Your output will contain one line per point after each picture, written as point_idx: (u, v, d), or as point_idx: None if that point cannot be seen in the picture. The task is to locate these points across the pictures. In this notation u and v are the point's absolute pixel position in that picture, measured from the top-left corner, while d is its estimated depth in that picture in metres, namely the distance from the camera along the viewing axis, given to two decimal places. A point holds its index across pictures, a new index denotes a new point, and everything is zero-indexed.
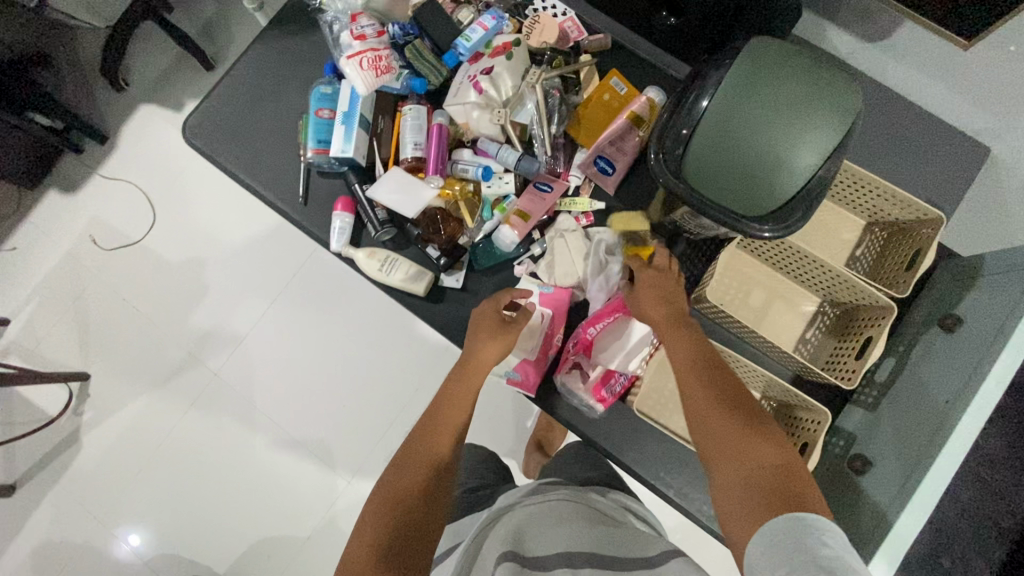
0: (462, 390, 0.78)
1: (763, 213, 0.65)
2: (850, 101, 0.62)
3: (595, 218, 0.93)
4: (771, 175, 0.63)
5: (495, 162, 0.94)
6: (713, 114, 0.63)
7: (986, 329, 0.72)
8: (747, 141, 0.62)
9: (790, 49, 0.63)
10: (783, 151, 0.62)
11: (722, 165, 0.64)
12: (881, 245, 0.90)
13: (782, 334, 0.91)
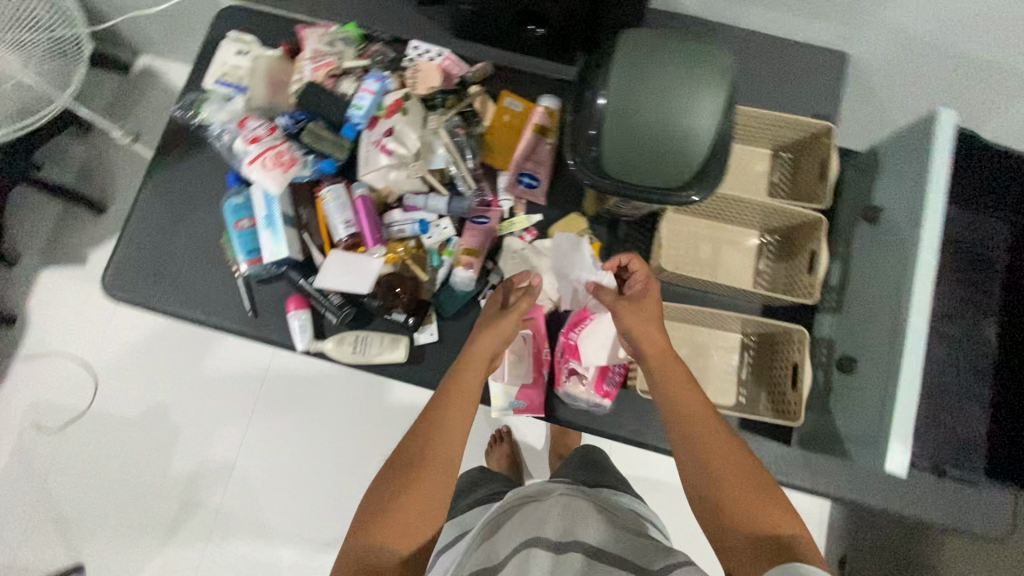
0: (472, 380, 0.73)
1: (687, 183, 0.70)
2: (724, 66, 0.68)
3: (537, 230, 0.97)
4: (680, 148, 0.67)
5: (427, 212, 0.94)
6: (612, 110, 0.67)
7: (903, 209, 0.80)
8: (650, 126, 0.67)
9: (659, 37, 0.69)
10: (684, 125, 0.67)
11: (638, 156, 0.69)
12: (789, 167, 0.98)
13: (738, 275, 0.96)
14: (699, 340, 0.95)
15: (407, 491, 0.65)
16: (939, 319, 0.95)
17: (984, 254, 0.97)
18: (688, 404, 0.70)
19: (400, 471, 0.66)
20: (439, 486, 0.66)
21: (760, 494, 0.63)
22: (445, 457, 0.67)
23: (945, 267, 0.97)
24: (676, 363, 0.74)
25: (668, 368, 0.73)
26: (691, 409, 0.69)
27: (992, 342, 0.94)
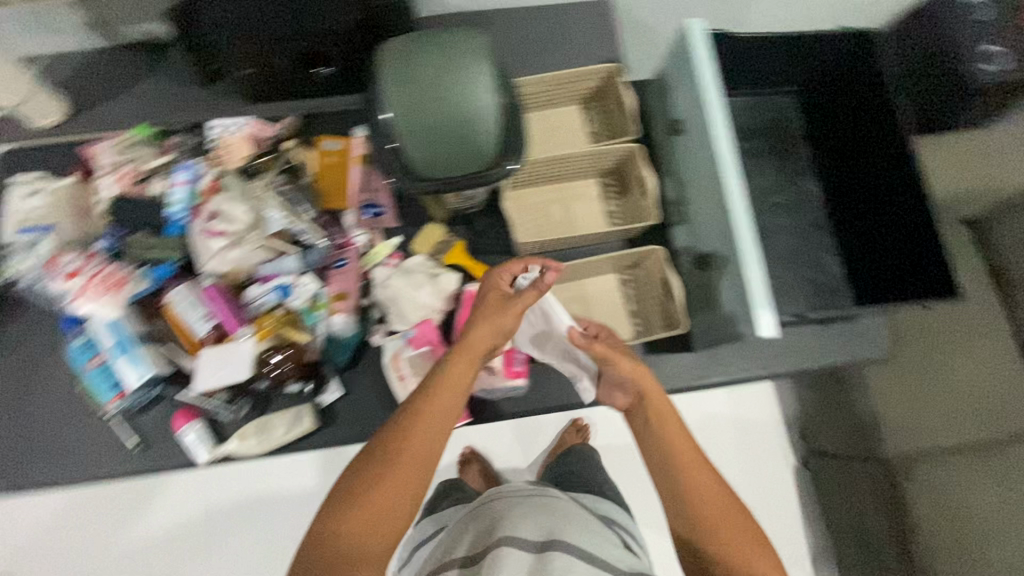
0: (461, 366, 0.64)
1: (498, 157, 0.73)
2: (479, 43, 0.72)
3: (401, 252, 0.97)
4: (475, 130, 0.71)
5: (285, 275, 0.92)
6: (400, 123, 0.70)
7: (694, 114, 0.88)
8: (439, 122, 0.70)
9: (411, 42, 0.72)
10: (467, 110, 0.70)
11: (441, 150, 0.71)
12: (598, 115, 1.07)
13: (594, 222, 1.03)
14: (584, 291, 1.00)
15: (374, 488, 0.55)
16: (769, 190, 1.05)
17: (782, 122, 1.08)
18: (682, 446, 0.60)
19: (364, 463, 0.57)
20: (414, 479, 0.56)
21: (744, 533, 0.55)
22: (424, 447, 0.58)
23: (757, 146, 1.07)
24: (670, 403, 0.65)
25: (665, 416, 0.63)
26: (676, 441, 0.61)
27: (818, 191, 1.04)
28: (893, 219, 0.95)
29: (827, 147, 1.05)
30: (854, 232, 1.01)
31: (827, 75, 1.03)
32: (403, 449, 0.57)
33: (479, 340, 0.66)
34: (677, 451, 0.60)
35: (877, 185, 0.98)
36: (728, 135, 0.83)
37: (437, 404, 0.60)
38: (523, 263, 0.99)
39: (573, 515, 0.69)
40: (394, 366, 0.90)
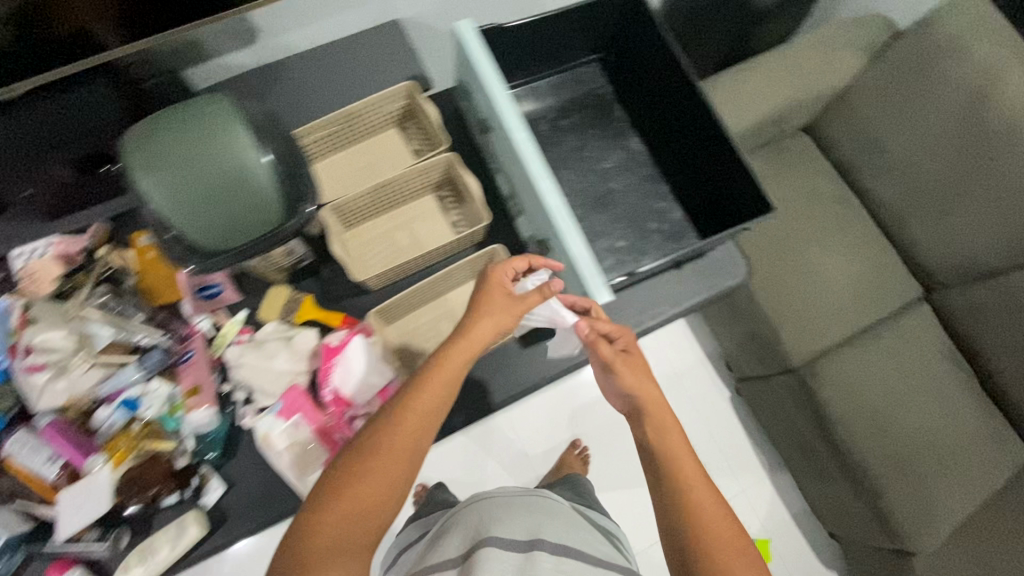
0: (460, 363, 0.69)
1: (285, 213, 0.73)
2: (223, 106, 0.68)
3: (251, 325, 0.94)
4: (258, 196, 0.69)
5: (131, 387, 0.87)
6: (179, 218, 0.68)
7: (493, 112, 0.89)
8: (218, 203, 0.68)
9: (149, 129, 0.67)
10: (241, 180, 0.68)
11: (224, 225, 0.70)
12: (412, 130, 1.06)
13: (439, 236, 1.02)
14: (449, 304, 0.98)
15: (372, 472, 0.61)
16: (597, 157, 1.08)
17: (591, 92, 1.12)
18: (676, 457, 0.68)
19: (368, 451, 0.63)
20: (408, 462, 0.63)
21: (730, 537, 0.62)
22: (412, 431, 0.64)
23: (574, 119, 1.10)
24: (668, 415, 0.73)
25: (660, 427, 0.72)
26: (682, 465, 0.67)
27: (640, 147, 1.09)
28: (706, 165, 0.98)
29: (638, 103, 1.09)
30: (680, 178, 1.05)
31: (616, 37, 1.06)
32: (400, 437, 0.63)
33: (480, 341, 0.70)
34: (672, 459, 0.68)
35: (684, 134, 1.00)
36: (521, 123, 0.85)
37: (429, 399, 0.66)
38: (379, 297, 0.96)
39: (561, 513, 0.85)
40: (269, 444, 0.85)
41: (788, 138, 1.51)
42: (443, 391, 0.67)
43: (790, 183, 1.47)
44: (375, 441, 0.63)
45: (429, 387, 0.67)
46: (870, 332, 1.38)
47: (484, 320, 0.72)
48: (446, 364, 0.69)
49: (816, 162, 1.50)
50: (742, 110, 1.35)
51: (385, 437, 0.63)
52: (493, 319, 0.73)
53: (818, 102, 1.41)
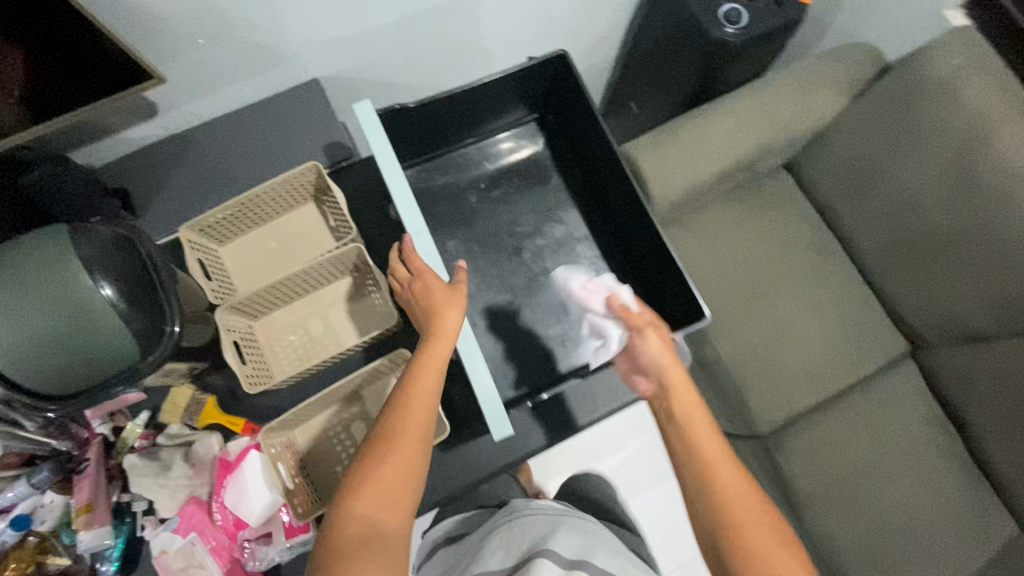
0: (439, 354, 0.68)
1: (140, 345, 0.66)
2: (52, 242, 0.63)
3: (154, 427, 0.89)
4: (99, 336, 0.64)
5: (22, 502, 0.83)
6: (17, 370, 0.62)
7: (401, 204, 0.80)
8: (54, 351, 0.62)
9: None
10: (77, 323, 0.63)
11: (68, 366, 0.64)
12: (324, 209, 0.98)
13: (355, 326, 0.94)
14: (364, 402, 0.89)
15: (391, 465, 0.60)
16: (530, 232, 1.01)
17: (527, 159, 1.05)
18: (712, 449, 0.64)
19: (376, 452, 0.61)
20: (420, 451, 0.62)
21: (770, 537, 0.59)
22: (412, 425, 0.62)
23: (506, 188, 1.02)
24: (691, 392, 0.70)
25: (691, 416, 0.67)
26: (698, 434, 0.66)
27: (578, 222, 1.03)
28: (645, 247, 0.94)
29: (579, 170, 1.04)
30: (624, 257, 1.01)
31: (552, 100, 1.01)
32: (405, 430, 0.61)
33: (450, 331, 0.69)
34: (709, 453, 0.63)
35: (623, 212, 0.96)
36: (421, 224, 0.79)
37: (423, 387, 0.64)
38: (288, 394, 0.90)
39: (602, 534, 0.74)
40: (162, 562, 0.81)
41: (765, 177, 1.39)
42: (434, 377, 0.66)
43: (764, 229, 1.36)
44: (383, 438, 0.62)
45: (416, 380, 0.65)
46: (845, 395, 1.28)
47: (449, 309, 0.71)
48: (423, 355, 0.67)
49: (793, 205, 1.38)
50: (711, 155, 1.23)
51: (391, 428, 0.62)
52: (455, 303, 0.72)
53: (792, 144, 1.30)
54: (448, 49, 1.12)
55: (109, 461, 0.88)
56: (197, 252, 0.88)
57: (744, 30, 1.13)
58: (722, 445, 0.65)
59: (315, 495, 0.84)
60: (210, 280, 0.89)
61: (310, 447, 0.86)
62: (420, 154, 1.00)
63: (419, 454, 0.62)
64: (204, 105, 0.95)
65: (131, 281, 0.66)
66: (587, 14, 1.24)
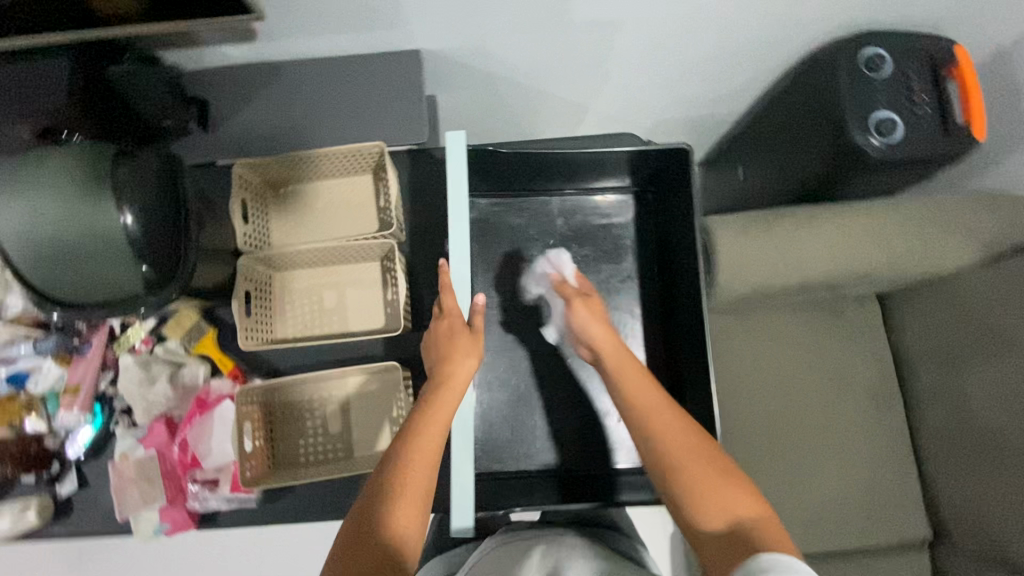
0: (447, 406, 0.69)
1: (144, 279, 0.67)
2: (90, 161, 0.65)
3: (155, 335, 0.91)
4: (109, 259, 0.65)
5: (26, 360, 0.90)
6: (36, 271, 0.65)
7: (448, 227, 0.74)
8: (66, 261, 0.65)
9: (15, 175, 0.65)
10: (92, 243, 0.64)
11: (70, 273, 0.65)
12: (378, 187, 0.95)
13: (366, 314, 0.92)
14: (347, 392, 0.89)
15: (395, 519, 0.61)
16: None
17: (606, 228, 0.95)
18: (647, 405, 0.71)
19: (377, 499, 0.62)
20: (420, 505, 0.62)
21: (712, 472, 0.65)
22: (414, 479, 0.63)
23: (566, 232, 0.95)
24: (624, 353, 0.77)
25: (626, 372, 0.74)
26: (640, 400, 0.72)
27: (632, 300, 0.93)
28: (690, 353, 0.86)
29: (654, 245, 0.94)
30: (664, 352, 0.92)
31: (658, 181, 0.92)
32: (408, 485, 0.63)
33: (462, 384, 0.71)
34: (648, 404, 0.71)
35: (681, 305, 0.88)
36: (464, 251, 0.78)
37: (428, 438, 0.66)
38: (281, 358, 0.89)
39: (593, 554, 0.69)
40: (119, 467, 0.85)
41: (851, 301, 1.24)
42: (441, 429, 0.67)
43: (827, 357, 1.22)
44: (387, 487, 0.63)
45: (423, 430, 0.67)
46: (838, 558, 1.16)
47: (462, 360, 0.73)
48: (432, 407, 0.69)
49: (869, 342, 1.22)
50: (798, 264, 1.10)
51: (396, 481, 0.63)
52: (471, 354, 0.74)
53: (893, 280, 1.14)
54: (562, 60, 1.03)
55: (106, 351, 0.90)
56: (243, 190, 0.89)
57: (891, 147, 1.00)
58: (657, 394, 0.72)
59: (271, 462, 0.87)
60: (247, 224, 0.89)
61: (281, 412, 0.88)
62: (500, 186, 0.93)
63: (419, 510, 0.62)
64: (298, 46, 0.91)
65: (160, 221, 0.67)
66: (724, 66, 1.11)
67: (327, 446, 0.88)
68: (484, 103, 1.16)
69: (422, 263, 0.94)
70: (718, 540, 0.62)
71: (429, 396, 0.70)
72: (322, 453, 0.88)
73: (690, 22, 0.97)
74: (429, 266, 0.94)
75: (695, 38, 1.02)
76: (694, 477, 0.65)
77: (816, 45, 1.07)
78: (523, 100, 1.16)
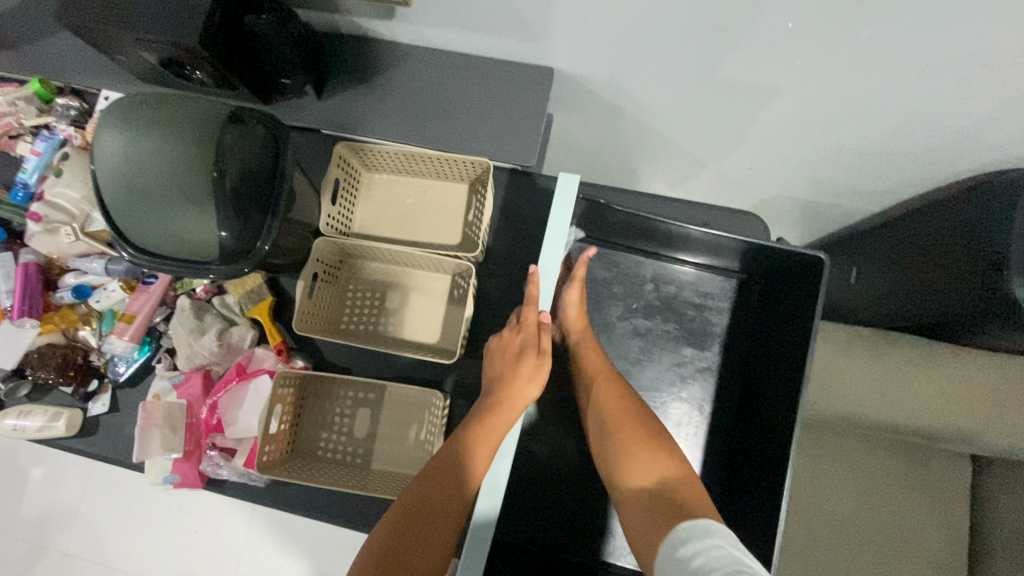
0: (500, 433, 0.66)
1: (219, 247, 0.64)
2: (204, 117, 0.64)
3: (216, 288, 0.90)
4: (193, 218, 0.63)
5: (94, 276, 0.91)
6: (124, 211, 0.64)
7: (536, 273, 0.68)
8: (152, 207, 0.63)
9: (130, 111, 0.64)
10: (183, 199, 0.63)
11: (157, 216, 0.63)
12: (471, 200, 0.91)
13: (423, 327, 0.88)
14: (382, 400, 0.85)
15: (431, 543, 0.60)
16: (642, 362, 0.85)
17: (700, 311, 0.85)
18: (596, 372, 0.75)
19: (416, 516, 0.61)
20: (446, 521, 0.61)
21: (645, 447, 0.68)
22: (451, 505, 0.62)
23: (652, 302, 0.86)
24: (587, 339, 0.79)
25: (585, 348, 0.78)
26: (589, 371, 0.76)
27: (703, 395, 0.84)
28: (752, 477, 0.76)
29: (745, 342, 0.84)
30: (723, 461, 0.82)
31: (770, 278, 0.80)
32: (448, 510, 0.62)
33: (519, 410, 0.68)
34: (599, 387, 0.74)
35: (760, 423, 0.77)
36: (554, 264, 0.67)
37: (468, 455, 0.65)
38: (329, 346, 0.87)
39: None
40: (148, 407, 0.84)
41: (944, 453, 1.08)
42: (492, 452, 0.66)
43: (899, 510, 1.06)
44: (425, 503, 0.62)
45: (473, 457, 0.65)
46: None
47: (519, 381, 0.71)
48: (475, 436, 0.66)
49: (948, 508, 1.06)
50: (892, 401, 0.98)
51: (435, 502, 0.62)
52: (532, 383, 0.71)
53: (1000, 450, 0.98)
54: (699, 111, 0.94)
55: (170, 288, 0.91)
56: (339, 169, 0.86)
57: None
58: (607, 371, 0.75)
59: (289, 449, 0.84)
60: (334, 205, 0.86)
61: (316, 400, 0.86)
62: (595, 235, 0.86)
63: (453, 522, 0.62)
64: (431, 34, 0.86)
65: (254, 193, 0.66)
66: (878, 160, 0.98)
67: (348, 449, 0.85)
68: (600, 134, 1.08)
69: (495, 291, 0.88)
70: (648, 505, 0.62)
71: (484, 418, 0.68)
72: (341, 454, 0.85)
73: (856, 109, 0.86)
74: (501, 296, 0.88)
75: (856, 126, 0.90)
76: (631, 455, 0.67)
77: (992, 168, 0.92)
78: (640, 140, 1.07)
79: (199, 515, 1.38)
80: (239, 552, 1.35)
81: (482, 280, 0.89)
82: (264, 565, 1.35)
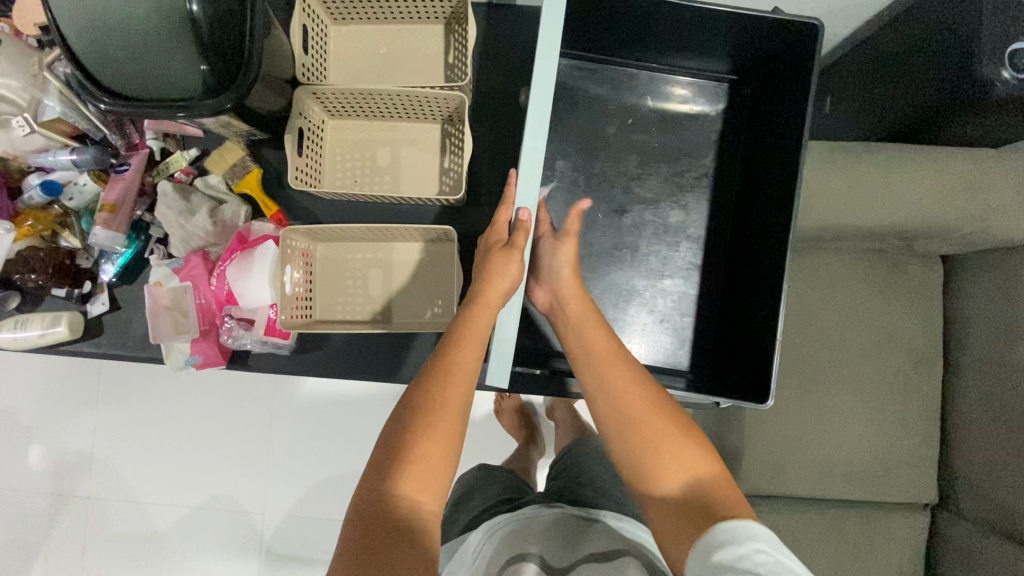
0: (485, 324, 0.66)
1: (205, 86, 0.62)
2: None
3: (197, 168, 0.87)
4: (176, 60, 0.61)
5: (61, 172, 0.85)
6: (94, 56, 0.60)
7: (541, 67, 0.63)
8: (127, 49, 0.60)
9: None
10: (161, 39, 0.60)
11: (136, 58, 0.60)
12: (448, 41, 0.86)
13: (420, 177, 0.87)
14: (391, 254, 0.86)
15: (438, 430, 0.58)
16: (640, 178, 0.86)
17: (693, 120, 0.86)
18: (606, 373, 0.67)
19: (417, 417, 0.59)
20: (450, 436, 0.59)
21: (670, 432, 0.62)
22: (466, 389, 0.62)
23: (646, 117, 0.86)
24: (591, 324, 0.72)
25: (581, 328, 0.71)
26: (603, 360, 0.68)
27: (700, 202, 0.86)
28: (755, 264, 0.79)
29: (739, 146, 0.86)
30: (726, 261, 0.86)
31: (761, 73, 0.82)
32: (453, 394, 0.60)
33: (500, 301, 0.66)
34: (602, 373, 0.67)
35: (756, 216, 0.80)
36: (554, 56, 0.63)
37: (464, 358, 0.63)
38: (328, 207, 0.85)
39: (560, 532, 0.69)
40: (153, 293, 0.82)
41: (918, 256, 1.15)
42: (473, 355, 0.64)
43: (882, 312, 1.13)
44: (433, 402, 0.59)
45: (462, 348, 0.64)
46: (865, 505, 1.11)
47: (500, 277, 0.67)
48: (470, 323, 0.65)
49: (923, 306, 1.13)
50: (873, 206, 1.03)
51: (442, 383, 0.61)
52: (513, 261, 0.67)
53: (974, 240, 1.04)
54: None
55: (145, 177, 0.87)
56: (306, 16, 0.80)
57: None
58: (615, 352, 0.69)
59: (309, 312, 0.84)
60: (305, 54, 0.81)
61: (325, 263, 0.86)
62: (583, 54, 0.85)
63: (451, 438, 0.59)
64: None
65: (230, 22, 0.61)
66: None
67: (366, 307, 0.86)
68: None
69: (485, 133, 0.87)
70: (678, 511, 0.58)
71: (469, 311, 0.66)
72: (360, 312, 0.86)
73: None
74: (492, 136, 0.87)
75: None
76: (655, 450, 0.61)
77: None
78: None
79: (216, 432, 1.40)
80: (266, 458, 1.39)
81: (474, 123, 0.86)
82: (292, 466, 1.38)
